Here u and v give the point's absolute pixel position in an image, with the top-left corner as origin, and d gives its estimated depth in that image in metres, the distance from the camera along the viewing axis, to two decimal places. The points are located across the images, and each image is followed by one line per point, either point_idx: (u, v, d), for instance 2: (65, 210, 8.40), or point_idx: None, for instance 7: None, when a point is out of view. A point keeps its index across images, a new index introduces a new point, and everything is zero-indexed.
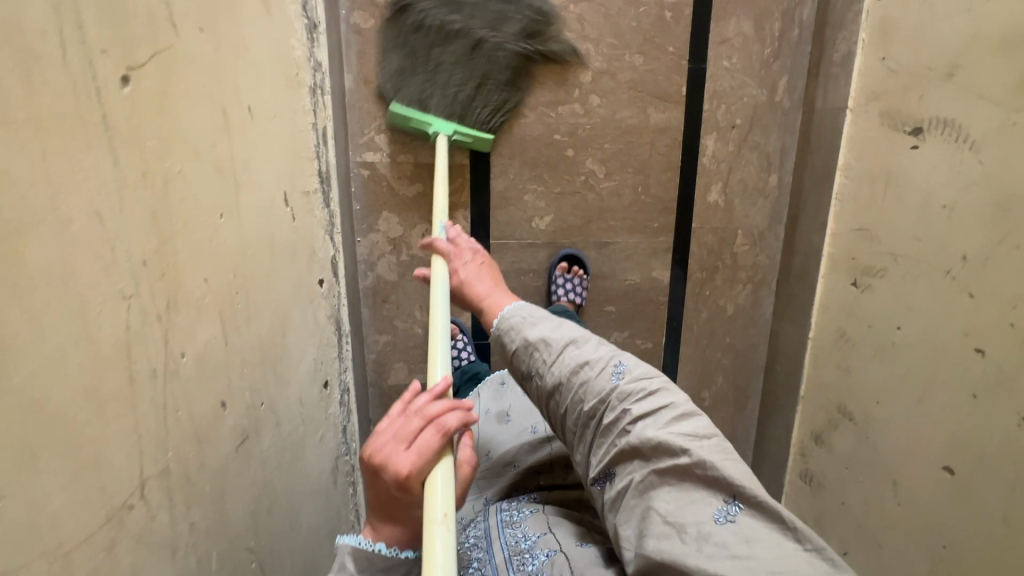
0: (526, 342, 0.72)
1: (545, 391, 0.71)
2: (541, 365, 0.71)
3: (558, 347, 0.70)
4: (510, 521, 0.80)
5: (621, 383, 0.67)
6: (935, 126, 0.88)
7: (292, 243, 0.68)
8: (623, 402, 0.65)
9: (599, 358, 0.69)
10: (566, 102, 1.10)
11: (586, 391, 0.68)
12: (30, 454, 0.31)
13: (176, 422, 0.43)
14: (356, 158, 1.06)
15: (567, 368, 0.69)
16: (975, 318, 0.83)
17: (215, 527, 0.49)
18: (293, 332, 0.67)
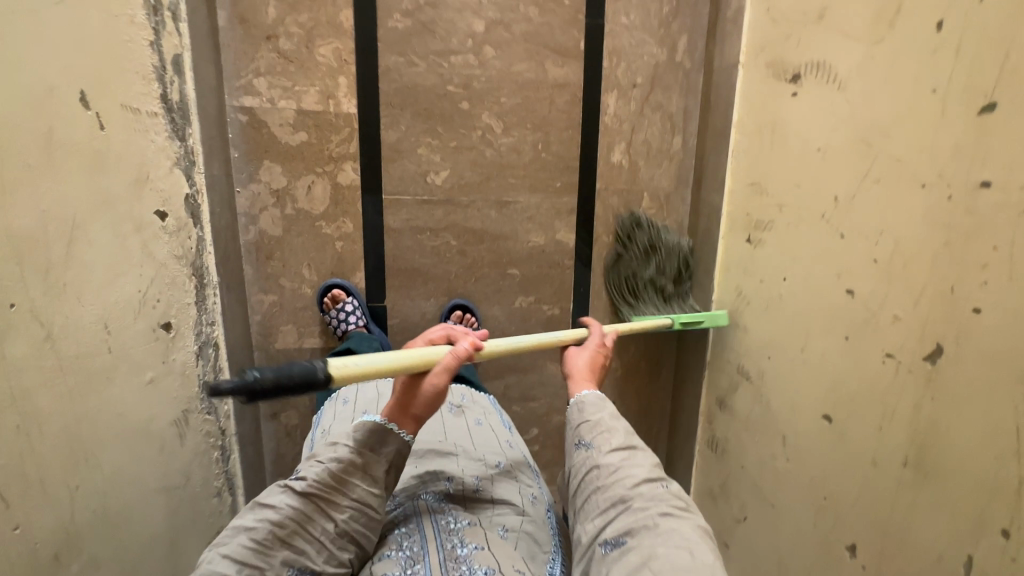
0: (598, 420, 0.71)
1: (590, 462, 0.68)
2: (598, 441, 0.69)
3: (623, 438, 0.69)
4: (445, 526, 0.69)
5: (668, 489, 0.63)
6: (810, 70, 0.88)
7: (98, 152, 0.62)
8: (662, 500, 0.61)
9: (654, 467, 0.66)
10: (460, 53, 1.07)
11: (630, 475, 0.64)
12: None
13: None
14: (234, 102, 1.00)
15: (620, 455, 0.67)
16: (845, 257, 0.81)
17: None
18: (94, 247, 0.60)
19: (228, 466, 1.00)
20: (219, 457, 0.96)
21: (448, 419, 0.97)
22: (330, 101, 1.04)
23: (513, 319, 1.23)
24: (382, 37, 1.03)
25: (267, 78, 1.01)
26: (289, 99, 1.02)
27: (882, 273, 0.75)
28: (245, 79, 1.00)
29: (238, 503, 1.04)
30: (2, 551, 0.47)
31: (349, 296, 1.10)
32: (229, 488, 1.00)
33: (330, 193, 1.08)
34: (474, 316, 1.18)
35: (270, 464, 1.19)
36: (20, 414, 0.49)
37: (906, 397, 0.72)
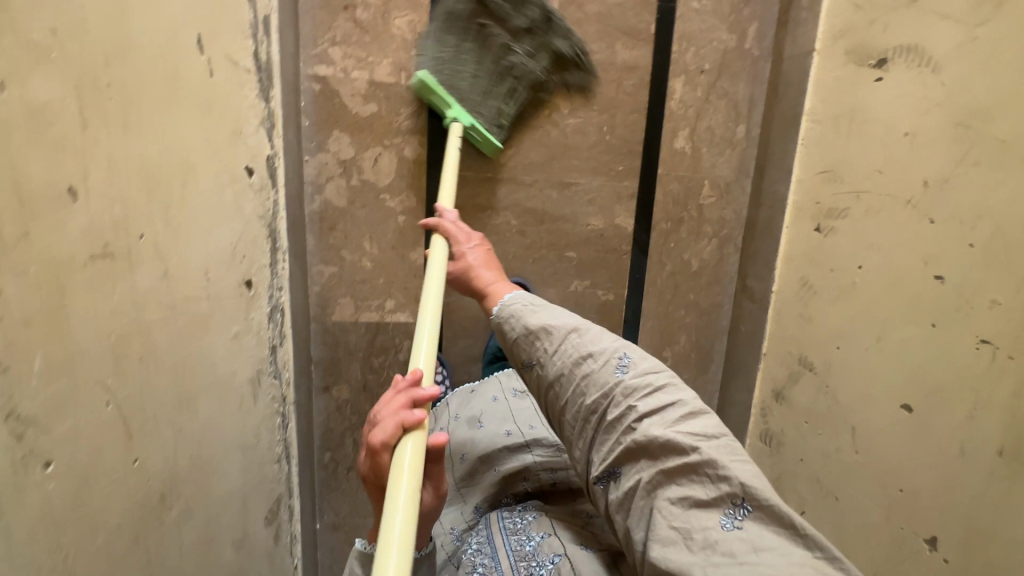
0: (526, 330, 0.70)
1: (547, 386, 0.68)
2: (542, 354, 0.68)
3: (561, 338, 0.68)
4: (514, 529, 0.79)
5: (626, 374, 0.64)
6: (900, 53, 0.87)
7: (206, 97, 0.61)
8: (627, 396, 0.63)
9: (602, 350, 0.66)
10: (532, 30, 1.07)
11: (589, 385, 0.65)
12: None
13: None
14: (308, 70, 1.01)
15: (569, 359, 0.67)
16: (936, 243, 0.80)
17: (69, 355, 0.39)
18: (199, 191, 0.60)
19: (287, 435, 1.00)
20: (281, 424, 0.96)
21: (514, 404, 0.99)
22: (402, 73, 1.04)
23: (566, 303, 1.22)
24: None
25: (342, 48, 1.01)
26: (362, 70, 1.02)
27: (980, 258, 0.74)
28: (321, 48, 1.00)
29: (291, 473, 1.03)
30: (124, 483, 0.46)
31: None
32: (286, 457, 1.00)
33: (395, 165, 1.07)
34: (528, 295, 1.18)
35: (319, 438, 1.18)
36: (142, 346, 0.48)
37: (1004, 384, 0.71)
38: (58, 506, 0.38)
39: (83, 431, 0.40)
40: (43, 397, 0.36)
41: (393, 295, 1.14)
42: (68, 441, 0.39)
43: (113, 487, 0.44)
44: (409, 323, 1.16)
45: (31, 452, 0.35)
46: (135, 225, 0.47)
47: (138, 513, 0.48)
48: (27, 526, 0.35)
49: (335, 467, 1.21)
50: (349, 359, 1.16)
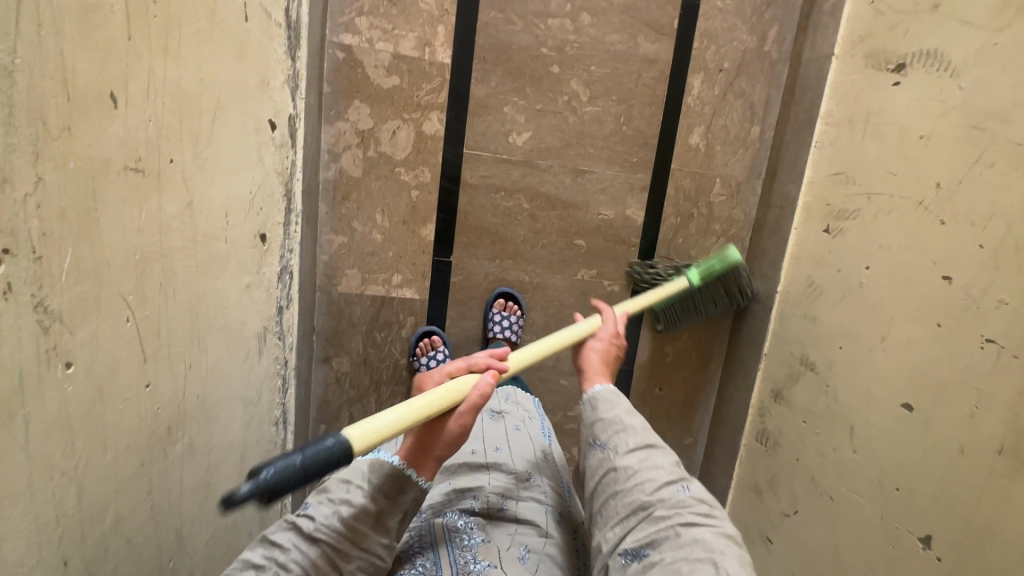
0: (614, 420, 0.66)
1: (606, 470, 0.62)
2: (616, 444, 0.64)
3: (643, 437, 0.64)
4: (461, 543, 0.67)
5: (690, 491, 0.58)
6: (918, 59, 0.88)
7: (239, 40, 0.62)
8: (681, 503, 0.56)
9: (675, 467, 0.61)
10: (557, 16, 1.08)
11: (650, 480, 0.59)
12: None
13: (45, 66, 0.32)
14: (333, 38, 1.01)
15: (641, 459, 0.61)
16: (946, 244, 0.81)
17: (96, 261, 0.38)
18: (226, 133, 0.60)
19: (287, 401, 0.99)
20: (282, 388, 0.96)
21: (486, 424, 0.93)
22: (426, 49, 1.04)
23: (571, 291, 1.22)
24: None
25: (369, 18, 1.01)
26: (386, 42, 1.03)
27: (989, 259, 0.75)
28: (348, 18, 1.01)
29: (287, 439, 1.02)
30: (136, 405, 0.45)
31: (441, 346, 1.17)
32: (284, 424, 0.99)
33: (412, 140, 1.08)
34: (518, 306, 1.19)
35: (315, 409, 1.17)
36: (163, 271, 0.48)
37: (1006, 383, 0.72)
38: (74, 412, 0.37)
39: (104, 340, 0.40)
40: (71, 294, 0.36)
41: (400, 270, 1.14)
42: (90, 344, 0.38)
43: (124, 407, 0.44)
44: (414, 299, 1.16)
45: (55, 347, 0.35)
46: (165, 147, 0.47)
47: (146, 439, 0.48)
48: (46, 421, 0.34)
49: None
50: (351, 331, 1.15)
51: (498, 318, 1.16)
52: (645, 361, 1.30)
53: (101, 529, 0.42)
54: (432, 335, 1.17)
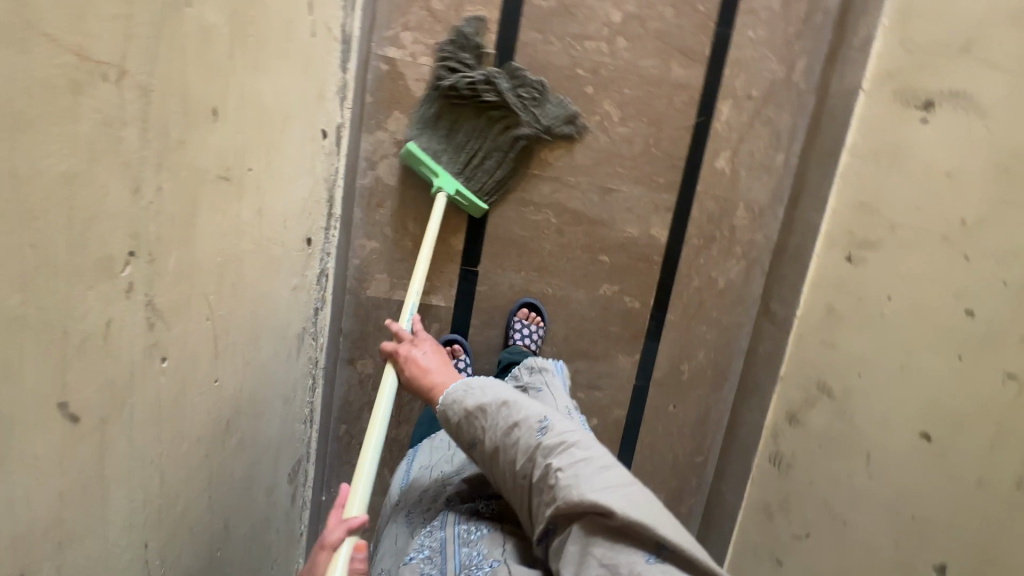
0: (466, 411, 0.70)
1: (486, 459, 0.69)
2: (481, 431, 0.69)
3: (495, 411, 0.69)
4: (466, 540, 0.72)
5: (547, 437, 0.65)
6: (947, 98, 0.91)
7: (306, 55, 0.65)
8: (544, 456, 0.63)
9: (527, 416, 0.67)
10: (594, 39, 1.11)
11: (517, 451, 0.66)
12: None
13: (172, 85, 0.34)
14: (378, 51, 1.05)
15: (501, 430, 0.68)
16: (970, 279, 0.83)
17: (189, 263, 0.41)
18: (291, 141, 0.63)
19: (315, 400, 1.01)
20: (312, 388, 0.98)
21: None
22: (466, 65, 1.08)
23: (592, 305, 1.25)
24: (526, 13, 1.08)
25: (414, 33, 1.05)
26: (429, 56, 1.06)
27: (1013, 295, 0.77)
28: (394, 32, 1.05)
29: (312, 437, 1.05)
30: (205, 399, 0.48)
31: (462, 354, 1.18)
32: (310, 422, 1.02)
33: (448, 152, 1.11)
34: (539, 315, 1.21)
35: (337, 409, 1.19)
36: (235, 273, 0.51)
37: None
38: (164, 405, 0.40)
39: (190, 337, 0.43)
40: (172, 293, 0.39)
41: (428, 277, 1.16)
42: (180, 341, 0.41)
43: (197, 401, 0.46)
44: (440, 306, 1.18)
45: (156, 342, 0.37)
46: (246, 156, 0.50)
47: (211, 432, 0.50)
48: (144, 412, 0.37)
49: (349, 441, 1.21)
50: (377, 335, 1.17)
51: (519, 325, 1.18)
52: (661, 378, 1.32)
53: (173, 516, 0.44)
54: (454, 343, 1.18)
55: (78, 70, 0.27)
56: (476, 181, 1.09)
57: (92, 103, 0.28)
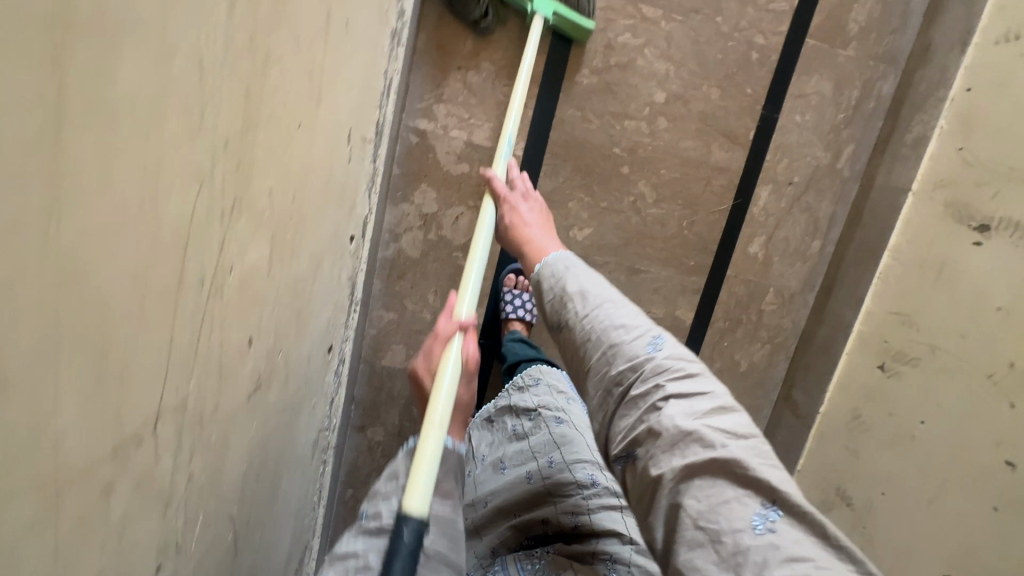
0: (562, 293, 0.66)
1: (569, 346, 0.64)
2: (572, 317, 0.64)
3: (595, 301, 0.63)
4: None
5: (658, 352, 0.57)
6: (1005, 227, 0.87)
7: (341, 186, 0.61)
8: (654, 372, 0.55)
9: (635, 325, 0.60)
10: (634, 118, 1.06)
11: (615, 353, 0.59)
12: (56, 342, 0.18)
13: (206, 372, 0.31)
14: (409, 123, 1.00)
15: (598, 325, 0.61)
16: (1013, 428, 0.81)
17: (212, 508, 0.38)
18: (320, 283, 0.59)
19: (325, 481, 0.99)
20: (323, 471, 0.96)
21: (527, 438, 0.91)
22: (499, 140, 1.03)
23: None
24: (565, 89, 1.02)
25: (447, 105, 1.00)
26: (461, 130, 1.02)
27: None
28: (426, 104, 1.00)
29: (319, 515, 1.03)
30: None
31: None
32: (319, 503, 0.99)
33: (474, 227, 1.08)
34: None
35: (344, 474, 1.17)
36: (257, 464, 0.48)
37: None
38: None
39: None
40: (192, 560, 0.36)
41: None
42: None
43: None
44: None
45: None
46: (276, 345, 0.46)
47: None
48: None
49: (353, 504, 1.19)
50: (388, 403, 1.14)
51: (510, 297, 1.09)
52: None
53: None
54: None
55: (111, 475, 0.23)
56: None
57: (129, 482, 0.25)
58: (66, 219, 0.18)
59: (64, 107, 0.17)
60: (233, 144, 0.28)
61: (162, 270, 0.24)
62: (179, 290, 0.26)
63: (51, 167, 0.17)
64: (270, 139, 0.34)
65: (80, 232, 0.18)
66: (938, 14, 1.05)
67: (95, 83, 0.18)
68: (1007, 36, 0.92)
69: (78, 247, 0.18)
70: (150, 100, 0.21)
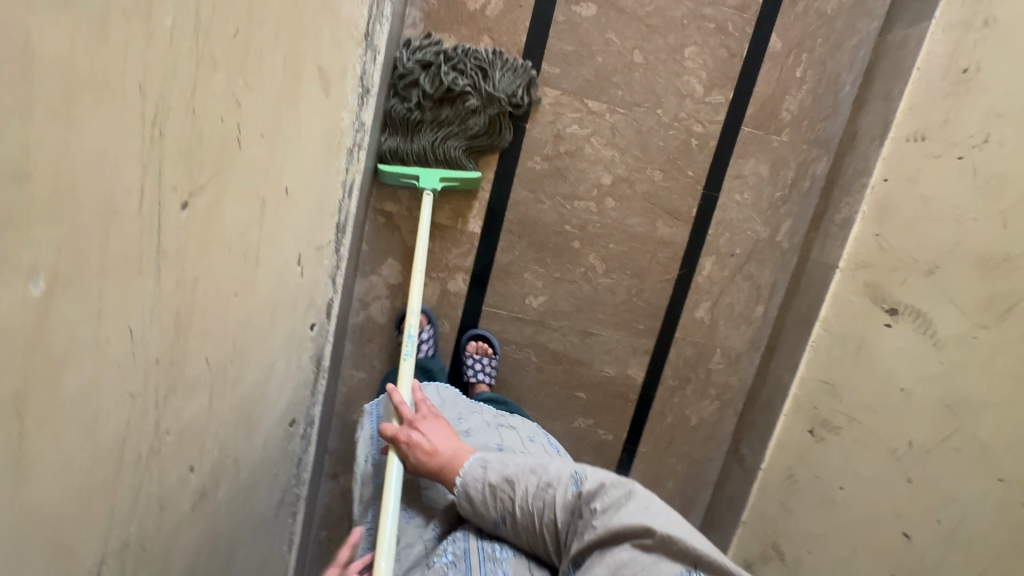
0: (490, 483, 0.71)
1: (516, 529, 0.69)
2: (509, 499, 0.69)
3: (518, 478, 0.70)
4: (492, 560, 0.68)
5: (579, 485, 0.66)
6: (909, 313, 0.94)
7: (293, 298, 0.72)
8: (581, 503, 0.64)
9: (557, 475, 0.69)
10: (583, 198, 1.16)
11: (548, 505, 0.66)
12: (23, 557, 0.28)
13: (145, 513, 0.41)
14: (376, 206, 1.11)
15: (529, 492, 0.68)
16: (908, 503, 0.88)
17: None
18: (273, 382, 0.70)
19: (296, 529, 1.09)
20: (293, 521, 1.06)
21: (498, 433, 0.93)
22: (459, 219, 1.15)
23: (566, 435, 1.30)
24: (519, 174, 1.13)
25: (411, 190, 1.11)
26: None
27: (943, 536, 0.82)
28: (392, 188, 1.11)
29: (292, 560, 1.12)
30: None
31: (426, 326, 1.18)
32: (290, 550, 1.09)
33: (437, 295, 1.19)
34: (491, 347, 1.21)
35: (319, 518, 1.27)
36: (207, 550, 0.58)
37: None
38: None
39: None
40: None
41: None
42: None
43: None
44: None
45: None
46: (223, 454, 0.57)
47: None
48: None
49: (327, 546, 1.29)
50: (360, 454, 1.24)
51: (471, 361, 1.18)
52: None
53: None
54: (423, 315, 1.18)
55: None
56: (456, 158, 1.07)
57: None
58: (35, 490, 0.28)
59: (41, 428, 0.27)
60: (164, 356, 0.39)
61: (102, 470, 0.34)
62: (117, 474, 0.36)
63: (22, 473, 0.27)
64: (205, 326, 0.45)
65: (44, 485, 0.29)
66: (863, 106, 1.14)
67: (50, 412, 0.28)
68: (915, 135, 1.01)
69: (40, 497, 0.29)
70: (92, 382, 0.31)
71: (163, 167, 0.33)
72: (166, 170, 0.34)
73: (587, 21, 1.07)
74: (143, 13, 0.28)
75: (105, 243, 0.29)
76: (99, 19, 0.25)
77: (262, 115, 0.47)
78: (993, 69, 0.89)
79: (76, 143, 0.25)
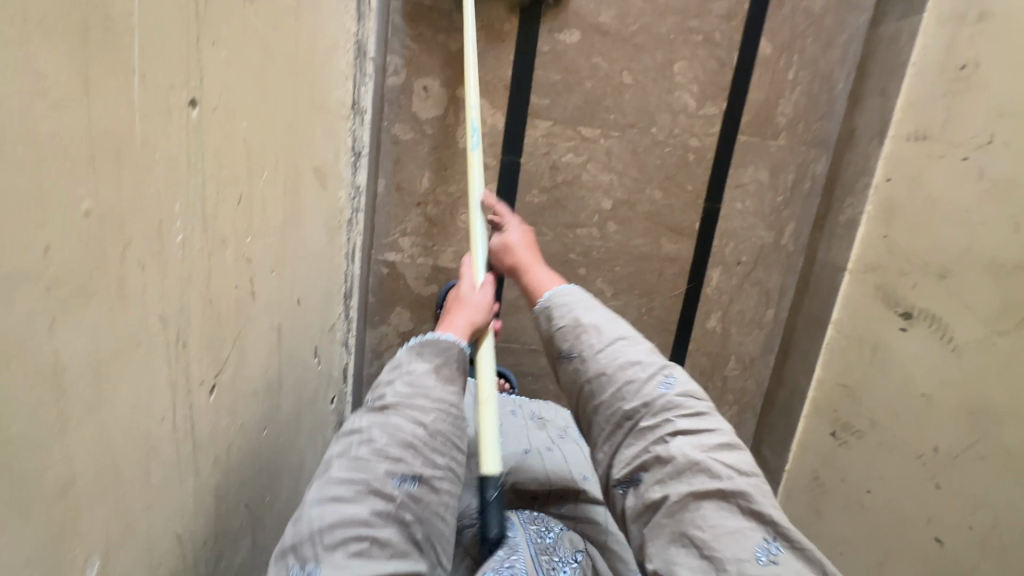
0: (576, 326, 0.68)
1: (579, 391, 0.66)
2: (586, 353, 0.66)
3: (609, 344, 0.65)
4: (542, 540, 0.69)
5: (669, 389, 0.61)
6: (924, 317, 0.94)
7: (314, 389, 0.71)
8: (666, 410, 0.59)
9: (648, 362, 0.64)
10: (586, 225, 1.15)
11: (628, 389, 0.62)
12: None
13: None
14: (379, 257, 1.10)
15: (614, 363, 0.64)
16: (938, 509, 0.89)
17: None
18: (303, 475, 0.70)
19: None
20: None
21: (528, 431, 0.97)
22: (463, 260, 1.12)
23: None
24: (519, 208, 1.11)
25: (411, 238, 1.10)
26: (427, 257, 1.11)
27: (977, 541, 0.83)
28: (392, 238, 1.09)
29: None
30: None
31: None
32: None
33: None
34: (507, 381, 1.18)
35: None
36: None
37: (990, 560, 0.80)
38: None
39: None
40: None
41: None
42: None
43: None
44: None
45: None
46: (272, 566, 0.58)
47: None
48: None
49: None
50: None
51: None
52: None
53: None
54: None
55: None
56: None
57: None
58: None
59: None
60: (209, 529, 0.39)
61: None
62: None
63: None
64: (241, 476, 0.45)
65: None
66: (859, 102, 1.12)
67: None
68: (915, 133, 0.99)
69: None
70: None
71: (189, 368, 0.33)
72: (192, 368, 0.34)
73: (572, 48, 1.05)
74: (153, 247, 0.29)
75: (137, 473, 0.30)
76: (117, 287, 0.27)
77: (270, 250, 0.45)
78: (991, 66, 0.87)
79: (91, 409, 0.26)
